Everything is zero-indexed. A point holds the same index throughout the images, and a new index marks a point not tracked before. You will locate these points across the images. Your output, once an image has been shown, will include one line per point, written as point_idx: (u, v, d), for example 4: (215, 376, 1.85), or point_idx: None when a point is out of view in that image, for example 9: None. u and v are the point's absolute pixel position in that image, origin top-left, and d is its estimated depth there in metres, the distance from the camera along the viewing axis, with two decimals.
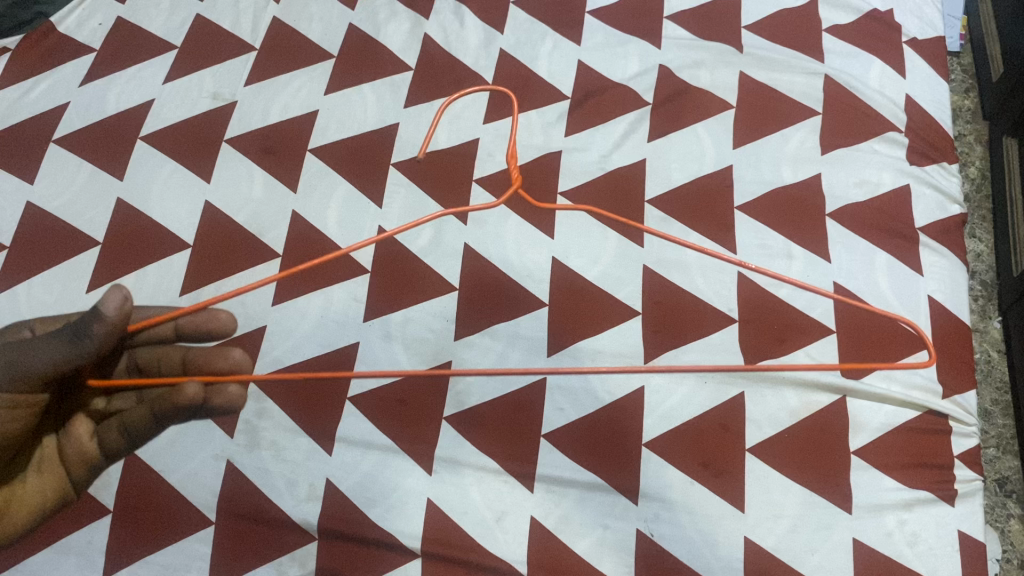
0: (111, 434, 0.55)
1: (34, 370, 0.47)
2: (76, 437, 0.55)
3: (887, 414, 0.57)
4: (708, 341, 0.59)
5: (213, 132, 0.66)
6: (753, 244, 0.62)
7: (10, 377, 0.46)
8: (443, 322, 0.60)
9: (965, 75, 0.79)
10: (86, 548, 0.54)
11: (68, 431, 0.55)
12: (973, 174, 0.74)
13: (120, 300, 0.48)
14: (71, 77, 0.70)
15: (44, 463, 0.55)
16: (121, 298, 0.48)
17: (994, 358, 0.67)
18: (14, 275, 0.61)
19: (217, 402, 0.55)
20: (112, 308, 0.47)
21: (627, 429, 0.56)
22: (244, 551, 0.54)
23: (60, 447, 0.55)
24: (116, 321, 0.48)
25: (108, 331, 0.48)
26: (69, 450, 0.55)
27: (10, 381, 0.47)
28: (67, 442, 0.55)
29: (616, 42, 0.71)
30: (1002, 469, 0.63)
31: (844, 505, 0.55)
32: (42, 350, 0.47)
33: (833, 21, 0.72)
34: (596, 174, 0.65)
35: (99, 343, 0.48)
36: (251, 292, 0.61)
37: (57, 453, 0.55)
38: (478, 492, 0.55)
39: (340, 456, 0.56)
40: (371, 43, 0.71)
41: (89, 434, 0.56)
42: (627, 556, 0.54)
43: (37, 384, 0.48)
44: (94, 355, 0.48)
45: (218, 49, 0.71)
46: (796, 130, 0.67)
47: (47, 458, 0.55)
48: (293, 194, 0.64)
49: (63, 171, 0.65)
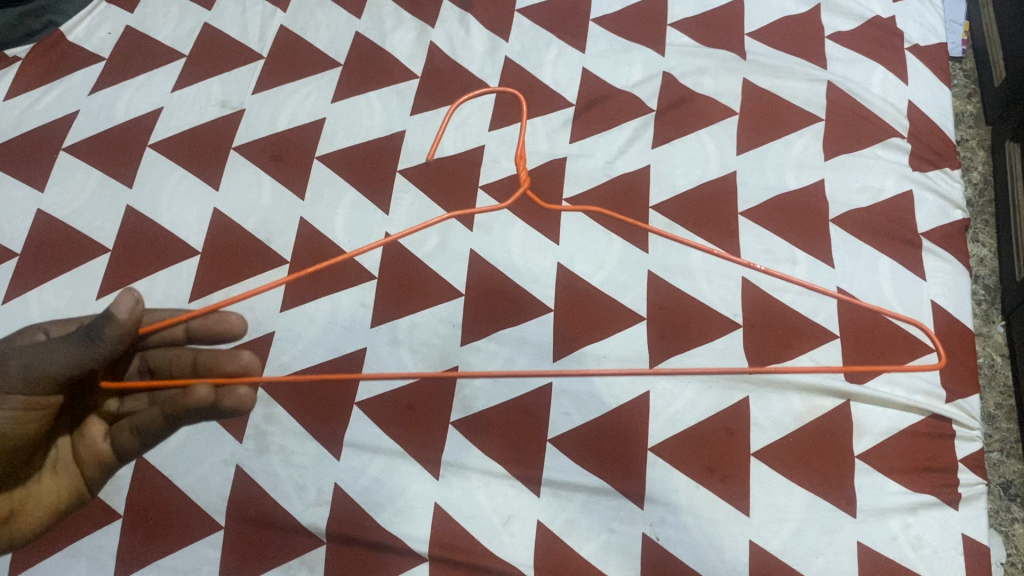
0: (125, 436, 0.55)
1: (48, 373, 0.47)
2: (89, 439, 0.55)
3: (892, 418, 0.58)
4: (713, 346, 0.59)
5: (221, 139, 0.67)
6: (757, 248, 0.63)
7: (25, 380, 0.47)
8: (449, 328, 0.60)
9: (968, 80, 0.79)
10: (97, 552, 0.55)
11: (80, 433, 0.55)
12: (975, 179, 0.75)
13: (132, 303, 0.48)
14: (81, 86, 0.70)
15: (59, 464, 0.54)
16: (132, 302, 0.48)
17: (998, 362, 0.67)
18: (25, 281, 0.62)
19: (229, 405, 0.53)
20: (124, 311, 0.47)
21: (632, 434, 0.57)
22: (254, 555, 0.54)
23: (74, 449, 0.55)
24: (127, 325, 0.48)
25: (121, 334, 0.48)
26: (82, 452, 0.55)
27: (24, 383, 0.47)
28: (79, 444, 0.55)
29: (619, 49, 0.72)
30: (1006, 473, 0.63)
31: (848, 508, 0.55)
32: (54, 354, 0.47)
33: (834, 28, 0.73)
34: (601, 180, 0.66)
35: (112, 344, 0.48)
36: (259, 298, 0.61)
37: (70, 453, 0.55)
38: (485, 497, 0.55)
39: (348, 461, 0.56)
40: (377, 51, 0.72)
41: (102, 436, 0.55)
42: (632, 560, 0.54)
43: (49, 387, 0.48)
44: (106, 357, 0.49)
45: (225, 58, 0.71)
46: (799, 136, 0.67)
47: (61, 459, 0.55)
48: (301, 201, 0.65)
49: (73, 178, 0.66)
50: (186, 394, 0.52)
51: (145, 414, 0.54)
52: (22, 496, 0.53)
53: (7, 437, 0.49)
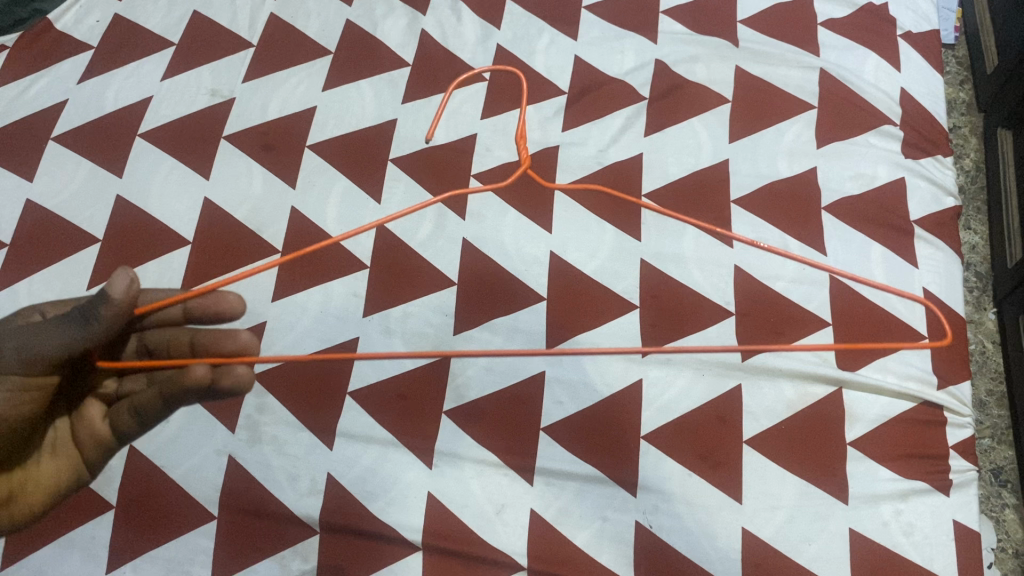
0: (123, 417, 0.54)
1: (46, 353, 0.47)
2: (88, 420, 0.54)
3: (883, 405, 0.58)
4: (706, 333, 0.59)
5: (211, 128, 0.67)
6: (750, 237, 0.63)
7: (22, 360, 0.47)
8: (442, 317, 0.60)
9: (960, 68, 0.79)
10: (90, 543, 0.55)
11: (80, 414, 0.55)
12: (967, 166, 0.75)
13: (127, 282, 0.48)
14: (69, 74, 0.70)
15: (58, 445, 0.54)
16: (128, 281, 0.48)
17: (989, 349, 0.67)
18: (14, 272, 0.62)
19: (227, 383, 0.53)
20: (120, 291, 0.48)
21: (625, 422, 0.57)
22: (246, 544, 0.54)
23: (73, 430, 0.54)
24: (122, 305, 0.49)
25: (116, 313, 0.49)
26: (82, 433, 0.54)
27: (21, 364, 0.47)
28: (78, 424, 0.54)
29: (613, 37, 0.71)
30: (996, 459, 0.63)
31: (840, 495, 0.55)
32: (53, 335, 0.48)
33: (827, 15, 0.72)
34: (594, 168, 0.66)
35: (106, 323, 0.49)
36: (251, 289, 0.61)
37: (69, 434, 0.54)
38: (479, 485, 0.56)
39: (340, 451, 0.56)
40: (369, 39, 0.71)
41: (101, 417, 0.55)
42: (625, 548, 0.54)
43: (47, 367, 0.48)
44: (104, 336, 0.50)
45: (215, 46, 0.71)
46: (791, 124, 0.67)
47: (60, 440, 0.54)
48: (293, 189, 0.64)
49: (62, 168, 0.65)
50: (184, 374, 0.51)
51: (144, 396, 0.53)
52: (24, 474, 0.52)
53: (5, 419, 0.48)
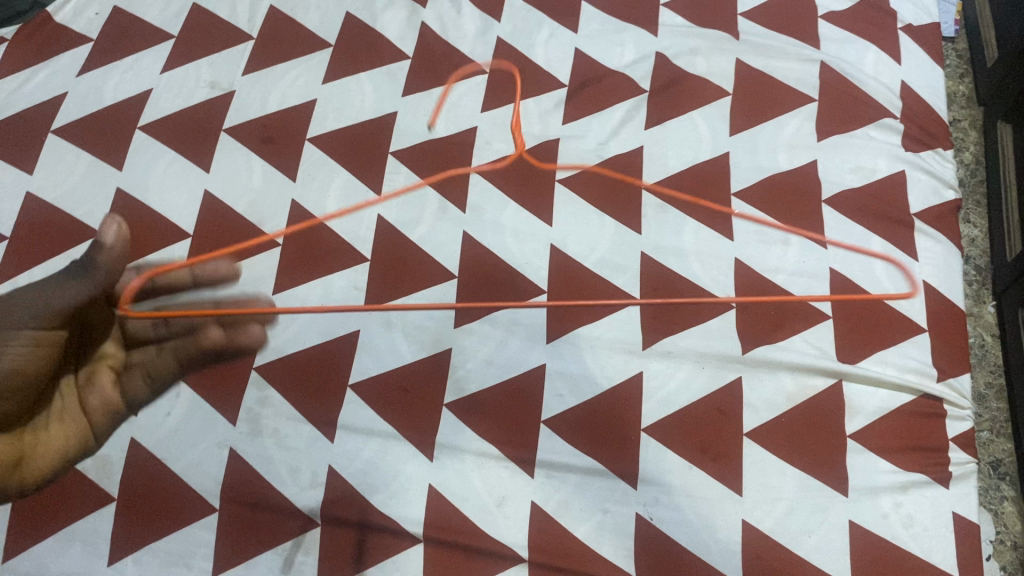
0: (135, 381, 0.56)
1: (56, 307, 0.47)
2: (101, 386, 0.55)
3: (883, 398, 0.58)
4: (707, 327, 0.59)
5: (211, 121, 0.67)
6: (750, 230, 0.63)
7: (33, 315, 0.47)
8: (443, 311, 0.60)
9: (960, 61, 0.79)
10: (92, 536, 0.55)
11: (91, 379, 0.55)
12: (967, 159, 0.75)
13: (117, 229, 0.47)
14: (68, 67, 0.70)
15: (66, 412, 0.54)
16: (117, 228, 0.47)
17: (988, 342, 0.67)
18: (14, 265, 0.62)
19: (240, 343, 0.57)
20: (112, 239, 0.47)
21: (626, 415, 0.57)
22: (247, 536, 0.54)
23: (82, 397, 0.54)
24: (116, 250, 0.48)
25: (112, 260, 0.48)
26: (92, 399, 0.55)
27: (33, 319, 0.47)
28: (89, 390, 0.55)
29: (612, 30, 0.71)
30: (995, 452, 0.64)
31: (840, 487, 0.55)
32: (60, 289, 0.47)
33: (828, 7, 0.72)
34: (594, 161, 0.65)
35: (108, 273, 0.48)
36: (251, 282, 0.61)
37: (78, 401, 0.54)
38: (479, 478, 0.56)
39: (341, 444, 0.56)
40: (368, 31, 0.71)
41: (111, 384, 0.55)
42: (626, 540, 0.54)
43: (60, 321, 0.48)
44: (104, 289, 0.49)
45: (214, 39, 0.71)
46: (792, 117, 0.67)
47: (69, 406, 0.54)
48: (292, 182, 0.64)
49: (62, 161, 0.65)
50: (200, 337, 0.56)
51: (157, 359, 0.56)
52: (27, 441, 0.52)
53: (18, 374, 0.48)
